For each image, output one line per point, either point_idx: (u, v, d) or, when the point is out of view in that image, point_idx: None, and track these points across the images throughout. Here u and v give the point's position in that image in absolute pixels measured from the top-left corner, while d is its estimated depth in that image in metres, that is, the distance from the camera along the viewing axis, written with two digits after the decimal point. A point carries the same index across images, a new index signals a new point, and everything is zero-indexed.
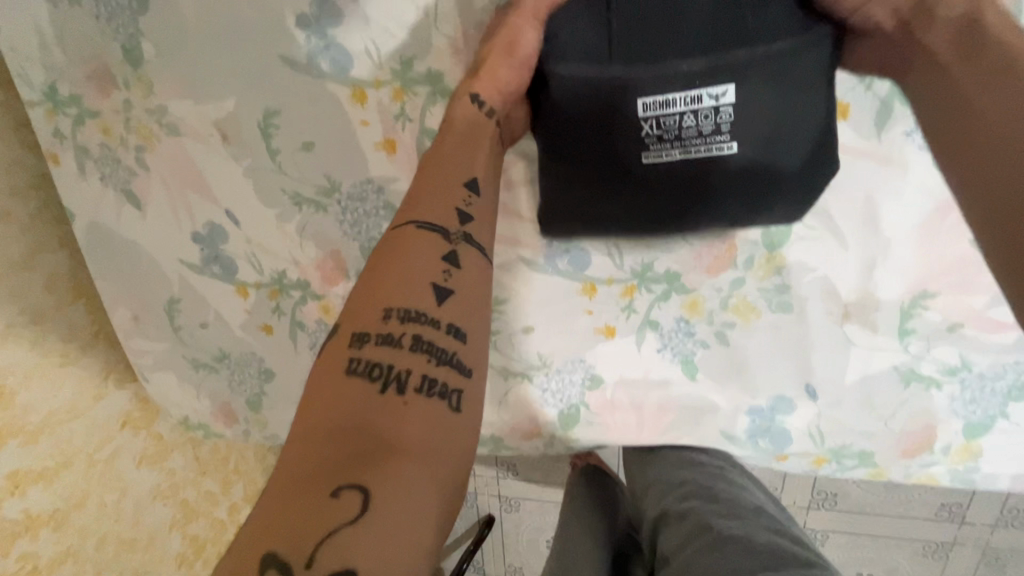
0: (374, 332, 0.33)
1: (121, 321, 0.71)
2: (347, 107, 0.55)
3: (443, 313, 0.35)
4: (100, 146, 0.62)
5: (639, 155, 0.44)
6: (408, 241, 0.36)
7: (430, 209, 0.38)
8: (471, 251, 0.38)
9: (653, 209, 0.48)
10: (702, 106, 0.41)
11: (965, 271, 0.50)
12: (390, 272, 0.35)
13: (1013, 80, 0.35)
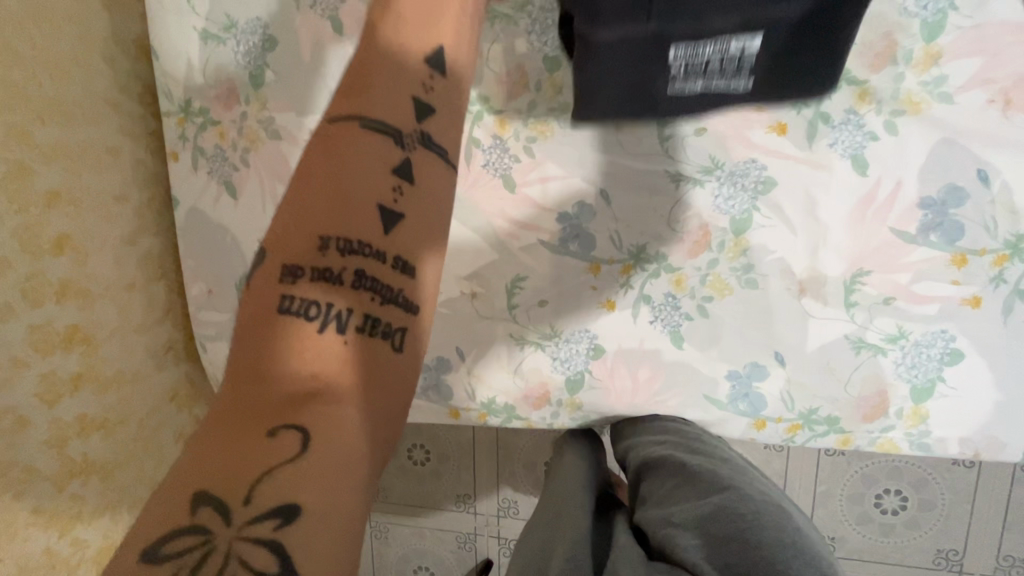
0: (312, 266, 0.37)
1: (197, 294, 0.83)
2: None
3: (388, 240, 0.39)
4: (214, 147, 0.79)
5: (667, 83, 0.54)
6: (354, 157, 0.39)
7: (382, 111, 0.40)
8: (424, 159, 0.41)
9: (689, 101, 0.57)
10: (732, 48, 0.51)
11: (890, 253, 0.64)
12: (346, 176, 0.39)
13: None
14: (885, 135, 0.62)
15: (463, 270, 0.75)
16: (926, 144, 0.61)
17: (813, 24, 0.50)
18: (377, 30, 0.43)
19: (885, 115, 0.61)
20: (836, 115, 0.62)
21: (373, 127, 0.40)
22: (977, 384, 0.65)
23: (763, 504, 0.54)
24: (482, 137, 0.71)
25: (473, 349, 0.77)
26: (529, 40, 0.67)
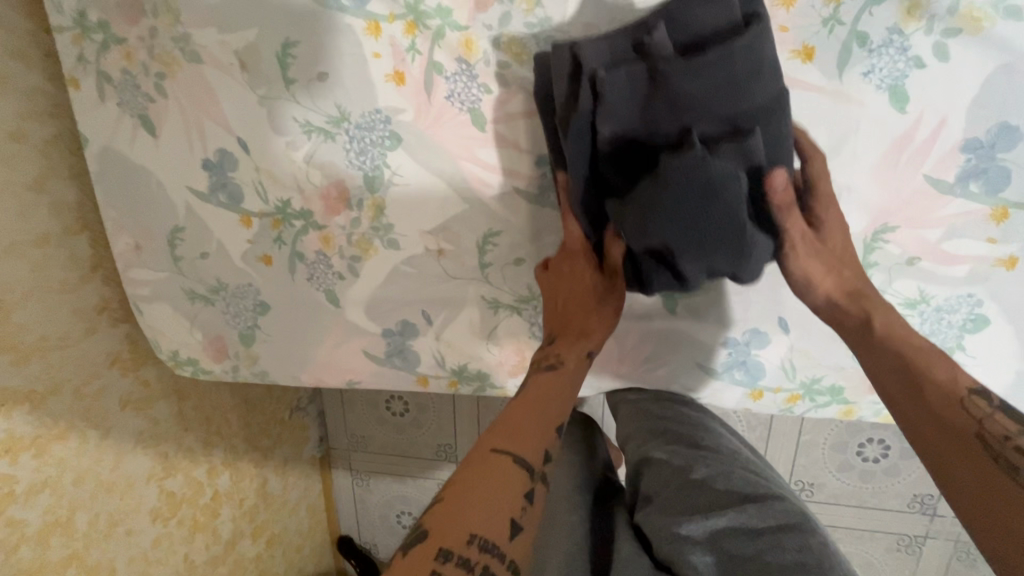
0: (457, 553, 0.42)
1: (123, 249, 0.72)
2: (361, 38, 0.59)
3: (510, 547, 0.45)
4: (122, 72, 0.65)
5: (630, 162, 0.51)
6: (496, 476, 0.48)
7: (524, 452, 0.51)
8: (542, 492, 0.50)
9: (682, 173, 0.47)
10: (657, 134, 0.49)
11: (920, 205, 0.55)
12: (491, 486, 0.47)
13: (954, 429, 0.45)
14: (932, 61, 0.51)
15: (427, 223, 0.65)
16: (979, 73, 0.51)
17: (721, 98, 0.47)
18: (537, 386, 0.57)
19: (935, 36, 0.50)
20: (875, 36, 0.51)
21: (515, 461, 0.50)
22: (999, 352, 0.58)
23: (780, 512, 0.51)
24: (445, 63, 0.59)
25: (442, 313, 0.68)
26: None
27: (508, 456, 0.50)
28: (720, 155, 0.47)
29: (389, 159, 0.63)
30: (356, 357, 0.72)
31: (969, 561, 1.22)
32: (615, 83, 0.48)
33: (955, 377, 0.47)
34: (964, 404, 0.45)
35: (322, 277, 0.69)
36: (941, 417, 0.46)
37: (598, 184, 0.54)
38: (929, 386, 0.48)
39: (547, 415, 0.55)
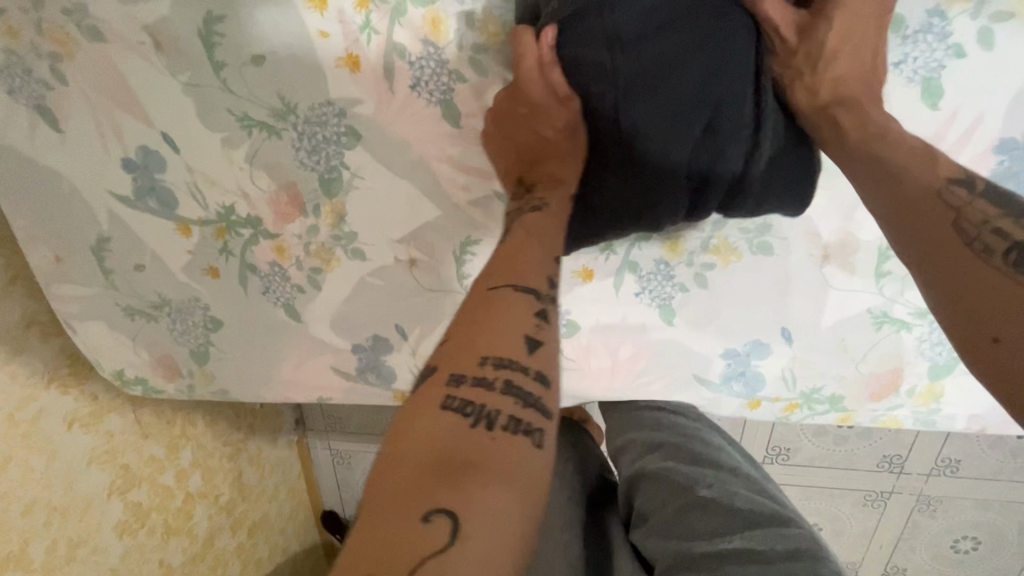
0: (471, 375, 0.36)
1: (39, 262, 0.62)
2: (303, 13, 0.49)
3: (532, 360, 0.38)
4: (4, 52, 0.52)
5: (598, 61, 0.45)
6: (504, 307, 0.40)
7: (529, 276, 0.43)
8: (557, 311, 0.42)
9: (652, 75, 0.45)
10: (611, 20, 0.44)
11: None
12: (491, 319, 0.40)
13: (922, 217, 0.38)
14: (975, 49, 0.44)
15: (395, 231, 0.57)
16: None
17: None
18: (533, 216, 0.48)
19: (981, 20, 0.43)
20: (913, 19, 0.44)
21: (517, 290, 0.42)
22: None
23: (791, 538, 0.46)
24: (408, 45, 0.49)
25: (417, 327, 0.62)
26: None
27: (508, 286, 0.42)
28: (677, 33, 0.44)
29: (346, 158, 0.54)
30: (324, 374, 0.66)
31: (930, 514, 1.29)
32: None
33: (936, 167, 0.40)
34: (942, 195, 0.39)
35: (278, 290, 0.61)
36: (914, 205, 0.39)
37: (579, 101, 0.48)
38: (907, 182, 0.40)
39: (549, 235, 0.47)
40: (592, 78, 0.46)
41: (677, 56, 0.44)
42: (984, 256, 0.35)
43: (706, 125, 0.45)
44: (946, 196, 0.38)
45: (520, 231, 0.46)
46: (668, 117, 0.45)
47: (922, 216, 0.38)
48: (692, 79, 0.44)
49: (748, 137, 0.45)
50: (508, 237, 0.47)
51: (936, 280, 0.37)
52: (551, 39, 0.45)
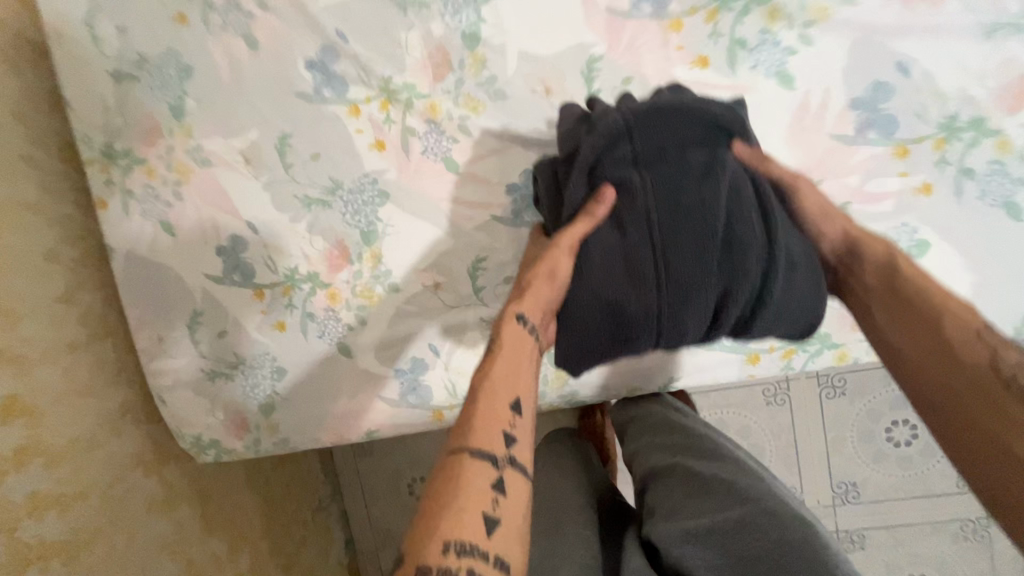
0: (436, 565, 0.38)
1: (146, 343, 0.78)
2: (345, 119, 0.71)
3: (491, 543, 0.41)
4: (143, 187, 0.76)
5: (629, 209, 0.55)
6: (464, 477, 0.43)
7: (484, 440, 0.45)
8: (516, 475, 0.45)
9: (678, 213, 0.54)
10: (638, 178, 0.55)
11: (835, 159, 0.64)
12: (456, 493, 0.42)
13: (951, 352, 0.48)
14: (802, 47, 0.63)
15: (420, 262, 0.73)
16: (843, 47, 0.62)
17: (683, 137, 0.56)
18: (484, 373, 0.50)
19: (798, 29, 0.63)
20: (752, 39, 0.64)
21: (480, 455, 0.44)
22: (947, 270, 0.65)
23: (782, 519, 0.53)
24: (416, 126, 0.70)
25: (446, 343, 0.74)
26: (445, 23, 0.67)
27: (473, 451, 0.45)
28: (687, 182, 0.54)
29: (379, 213, 0.72)
30: (373, 404, 0.76)
31: None
32: (602, 151, 0.57)
33: (968, 316, 0.49)
34: (978, 337, 0.47)
35: (332, 331, 0.75)
36: (955, 347, 0.48)
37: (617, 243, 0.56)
38: (948, 323, 0.49)
39: (520, 374, 0.51)
40: (629, 218, 0.55)
41: (693, 199, 0.53)
42: (1013, 395, 0.44)
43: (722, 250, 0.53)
44: (985, 336, 0.47)
45: (484, 377, 0.50)
46: (686, 238, 0.53)
47: (944, 348, 0.48)
48: (705, 205, 0.53)
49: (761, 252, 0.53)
50: (474, 373, 0.50)
51: (951, 408, 0.47)
52: (604, 195, 0.57)
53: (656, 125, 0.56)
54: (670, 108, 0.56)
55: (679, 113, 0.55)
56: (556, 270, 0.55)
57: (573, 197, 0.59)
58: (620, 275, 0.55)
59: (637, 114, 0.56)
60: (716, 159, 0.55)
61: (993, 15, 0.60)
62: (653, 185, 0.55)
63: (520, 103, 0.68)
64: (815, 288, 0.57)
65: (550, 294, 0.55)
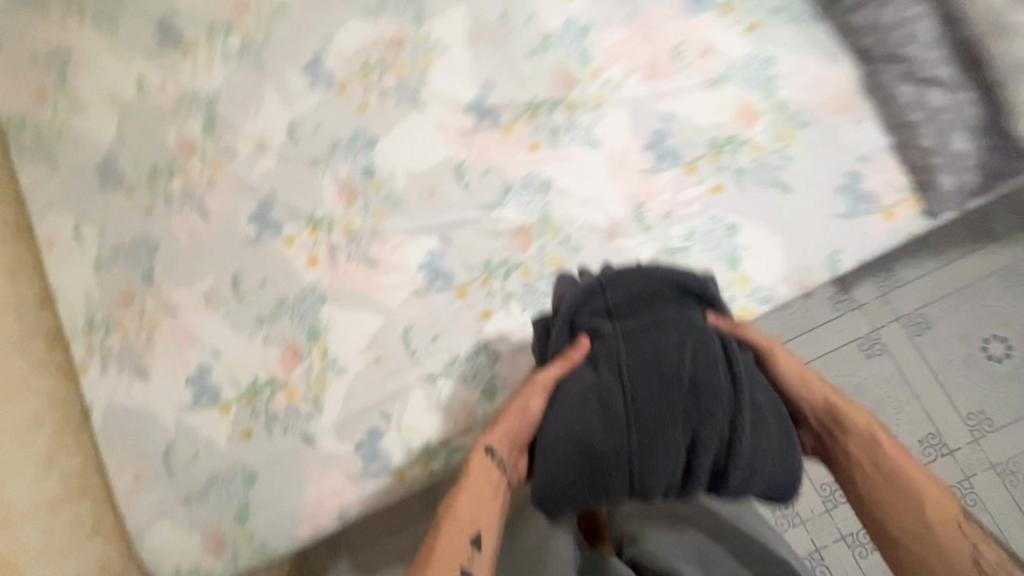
0: None
1: (125, 484, 0.86)
2: (282, 249, 0.91)
3: None
4: (121, 345, 0.90)
5: (600, 356, 0.65)
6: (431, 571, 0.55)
7: (452, 546, 0.57)
8: None
9: (644, 360, 0.62)
10: (607, 328, 0.66)
11: (648, 185, 0.87)
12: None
13: (923, 519, 0.53)
14: (597, 122, 0.89)
15: (361, 343, 0.87)
16: (624, 116, 0.89)
17: (648, 295, 0.67)
18: (461, 486, 0.63)
19: (590, 111, 0.90)
20: (563, 124, 0.90)
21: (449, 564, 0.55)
22: (760, 239, 0.84)
23: None
24: (339, 240, 0.90)
25: (395, 407, 0.84)
26: (349, 164, 0.92)
27: (442, 554, 0.56)
28: (654, 334, 0.63)
29: (320, 313, 0.88)
30: (340, 482, 0.82)
31: (1020, 482, 1.21)
32: (576, 308, 0.69)
33: (938, 492, 0.54)
34: (954, 520, 0.52)
35: (294, 424, 0.84)
36: (926, 510, 0.53)
37: (594, 386, 0.63)
38: (929, 502, 0.53)
39: (488, 495, 0.62)
40: (602, 364, 0.64)
41: (657, 349, 0.62)
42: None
43: (689, 397, 0.59)
44: (964, 526, 0.52)
45: (456, 494, 0.62)
46: (653, 380, 0.60)
47: (916, 513, 0.53)
48: (672, 356, 0.61)
49: (728, 399, 0.59)
50: (452, 488, 0.63)
51: (913, 558, 0.52)
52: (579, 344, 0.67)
53: (625, 288, 0.68)
54: (635, 273, 0.68)
55: (648, 273, 0.68)
56: (527, 407, 0.66)
57: (555, 344, 0.70)
58: (599, 418, 0.61)
59: (610, 274, 0.70)
60: (688, 315, 0.65)
61: (714, 75, 0.88)
62: (621, 334, 0.64)
63: (414, 203, 0.90)
64: (786, 439, 0.61)
65: (525, 429, 0.66)
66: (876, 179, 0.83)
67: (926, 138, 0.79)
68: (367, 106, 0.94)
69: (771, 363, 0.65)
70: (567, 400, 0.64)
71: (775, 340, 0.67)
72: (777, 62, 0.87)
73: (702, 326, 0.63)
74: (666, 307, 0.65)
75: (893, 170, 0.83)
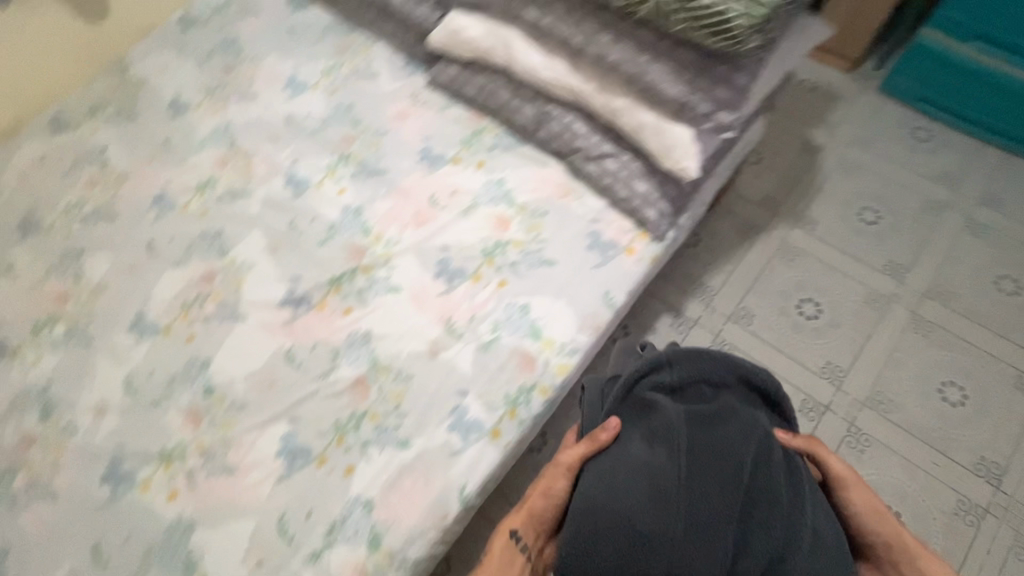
0: None
1: None
2: (139, 498, 0.92)
3: None
4: None
5: (658, 433, 0.79)
6: None
7: None
8: None
9: (702, 447, 0.76)
10: (665, 405, 0.81)
11: (448, 302, 1.02)
12: None
13: None
14: (390, 272, 1.07)
15: (238, 554, 0.86)
16: (410, 260, 1.08)
17: (715, 396, 0.83)
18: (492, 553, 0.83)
19: (382, 267, 1.07)
20: (364, 285, 1.06)
21: None
22: (549, 306, 1.00)
23: None
24: (193, 463, 0.93)
25: None
26: (189, 390, 0.99)
27: None
28: (720, 428, 0.77)
29: (192, 542, 0.87)
30: None
31: (892, 408, 1.36)
32: (635, 392, 0.86)
33: None
34: None
35: None
36: None
37: (652, 463, 0.77)
38: None
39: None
40: (659, 442, 0.79)
41: (721, 443, 0.76)
42: None
43: (743, 492, 0.73)
44: None
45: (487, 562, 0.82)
46: (712, 468, 0.74)
47: None
48: (735, 450, 0.75)
49: (782, 504, 0.72)
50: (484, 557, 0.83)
51: None
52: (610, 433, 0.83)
53: (693, 385, 0.85)
54: (697, 367, 0.85)
55: (710, 359, 0.85)
56: (552, 489, 0.84)
57: (609, 414, 0.86)
58: (654, 496, 0.74)
59: (676, 352, 0.87)
60: (759, 421, 0.79)
61: (466, 207, 1.12)
62: (686, 416, 0.79)
63: (257, 400, 0.97)
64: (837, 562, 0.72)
65: (554, 503, 0.83)
66: (609, 231, 1.06)
67: (621, 192, 1.04)
68: (195, 335, 1.04)
69: (847, 499, 0.82)
70: (620, 463, 0.79)
71: (855, 476, 0.84)
72: (506, 181, 1.13)
73: (767, 430, 0.78)
74: (730, 408, 0.80)
75: (618, 220, 1.06)
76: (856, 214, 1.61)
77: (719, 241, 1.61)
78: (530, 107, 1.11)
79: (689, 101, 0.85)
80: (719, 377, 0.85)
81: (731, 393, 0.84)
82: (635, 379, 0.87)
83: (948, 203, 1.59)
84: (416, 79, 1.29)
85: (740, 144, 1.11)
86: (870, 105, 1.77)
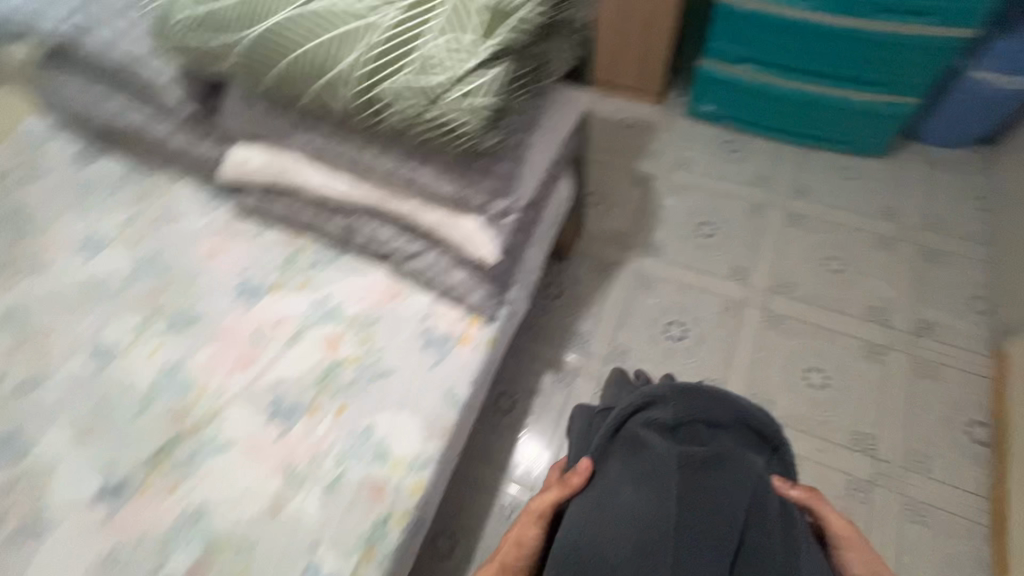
0: None
1: None
2: None
3: None
4: None
5: (654, 465, 0.84)
6: None
7: None
8: None
9: (697, 487, 0.81)
10: (664, 442, 0.86)
11: (285, 446, 0.95)
12: None
13: None
14: (218, 429, 0.98)
15: None
16: (239, 409, 1.00)
17: (710, 436, 0.89)
18: None
19: (209, 425, 0.99)
20: (190, 452, 0.97)
21: None
22: (392, 422, 0.96)
23: None
24: None
25: None
26: None
27: None
28: (715, 468, 0.83)
29: None
30: None
31: (769, 405, 1.42)
32: (632, 428, 0.91)
33: None
34: None
35: None
36: None
37: (647, 498, 0.81)
38: None
39: None
40: (655, 476, 0.83)
41: (716, 482, 0.81)
42: None
43: (733, 531, 0.77)
44: None
45: None
46: (699, 509, 0.79)
47: None
48: (727, 491, 0.81)
49: (772, 548, 0.77)
50: None
51: None
52: (587, 466, 0.91)
53: (694, 422, 0.90)
54: (696, 404, 0.91)
55: (708, 399, 0.91)
56: (524, 539, 0.92)
57: (604, 446, 0.92)
58: (646, 532, 0.77)
59: (679, 388, 0.93)
60: (753, 466, 0.85)
61: (293, 335, 1.06)
62: (682, 453, 0.84)
63: None
64: None
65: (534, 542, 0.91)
66: (442, 325, 1.04)
67: (441, 286, 1.04)
68: None
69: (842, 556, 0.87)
70: (608, 501, 0.83)
71: (857, 534, 0.89)
72: (331, 297, 1.10)
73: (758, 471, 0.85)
74: (727, 450, 0.86)
75: (448, 311, 1.05)
76: (694, 232, 1.72)
77: (581, 287, 1.66)
78: (335, 221, 1.09)
79: (461, 198, 0.86)
80: (715, 421, 0.91)
81: (727, 433, 0.90)
82: (630, 414, 0.92)
83: (767, 202, 1.75)
84: (222, 212, 1.24)
85: (548, 209, 1.16)
86: (681, 130, 1.94)
